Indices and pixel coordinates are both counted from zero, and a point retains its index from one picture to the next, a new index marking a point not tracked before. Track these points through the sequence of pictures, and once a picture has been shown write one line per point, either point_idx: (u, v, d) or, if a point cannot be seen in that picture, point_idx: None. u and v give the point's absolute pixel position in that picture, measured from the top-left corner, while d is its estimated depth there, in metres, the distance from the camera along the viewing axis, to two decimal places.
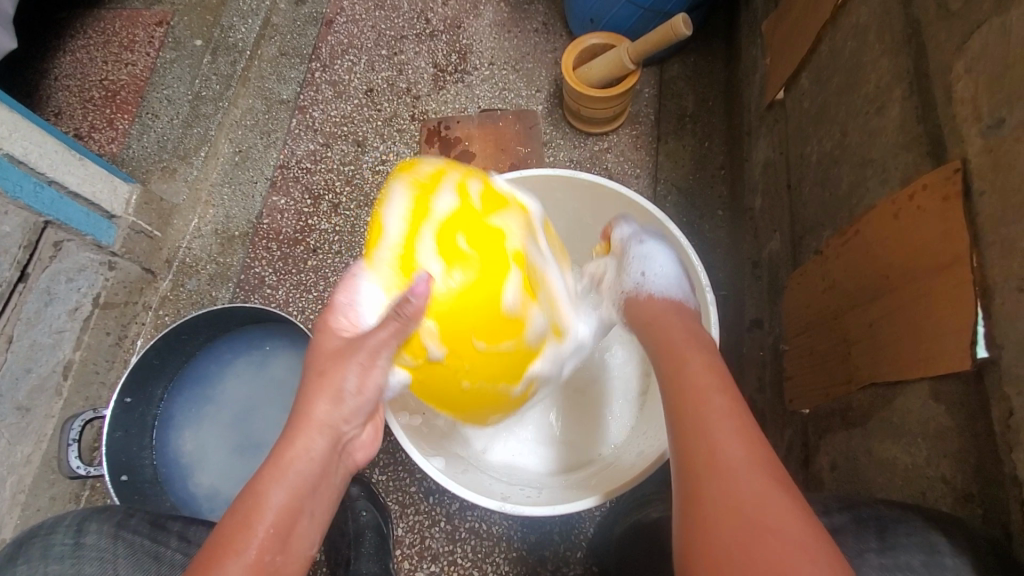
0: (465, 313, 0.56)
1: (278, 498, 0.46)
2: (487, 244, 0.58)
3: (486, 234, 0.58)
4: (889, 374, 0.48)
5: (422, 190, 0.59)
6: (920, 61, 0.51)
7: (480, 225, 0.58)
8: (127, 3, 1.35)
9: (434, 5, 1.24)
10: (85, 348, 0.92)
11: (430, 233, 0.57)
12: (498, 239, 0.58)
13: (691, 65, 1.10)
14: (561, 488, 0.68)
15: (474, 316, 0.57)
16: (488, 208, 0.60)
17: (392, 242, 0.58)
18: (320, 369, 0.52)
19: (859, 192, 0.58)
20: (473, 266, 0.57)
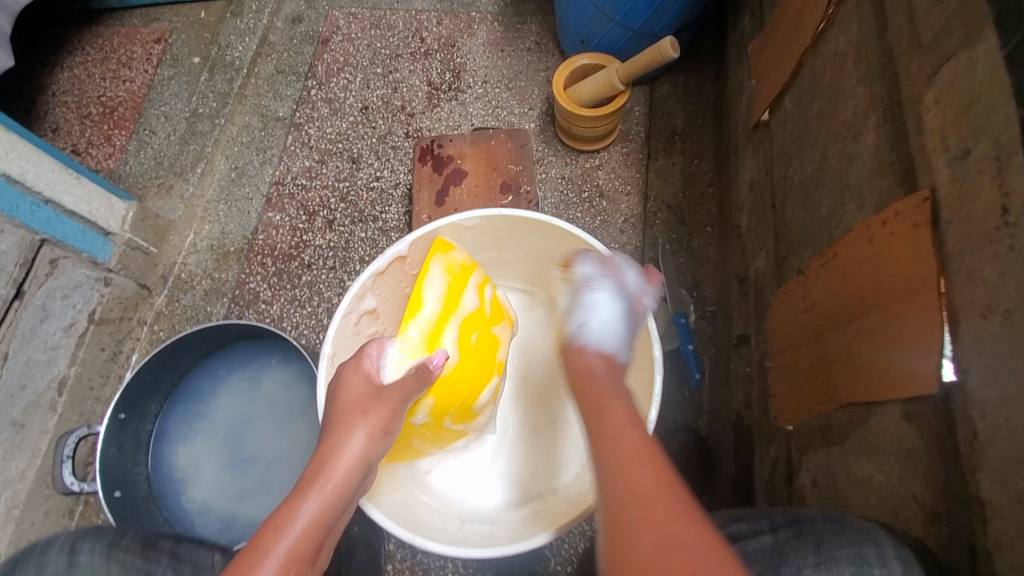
0: (456, 394, 0.64)
1: (306, 515, 0.44)
2: (489, 344, 0.68)
3: (489, 339, 0.69)
4: (866, 394, 0.50)
5: (459, 280, 0.66)
6: (893, 90, 0.53)
7: (487, 330, 0.68)
8: (126, 21, 1.38)
9: (429, 25, 1.26)
10: (80, 364, 0.92)
11: (457, 321, 0.65)
12: (495, 343, 0.69)
13: (680, 84, 1.13)
14: (484, 527, 0.66)
15: (462, 397, 0.65)
16: (494, 317, 0.70)
17: (425, 319, 0.63)
18: (358, 408, 0.53)
19: (837, 216, 0.59)
20: (475, 361, 0.66)
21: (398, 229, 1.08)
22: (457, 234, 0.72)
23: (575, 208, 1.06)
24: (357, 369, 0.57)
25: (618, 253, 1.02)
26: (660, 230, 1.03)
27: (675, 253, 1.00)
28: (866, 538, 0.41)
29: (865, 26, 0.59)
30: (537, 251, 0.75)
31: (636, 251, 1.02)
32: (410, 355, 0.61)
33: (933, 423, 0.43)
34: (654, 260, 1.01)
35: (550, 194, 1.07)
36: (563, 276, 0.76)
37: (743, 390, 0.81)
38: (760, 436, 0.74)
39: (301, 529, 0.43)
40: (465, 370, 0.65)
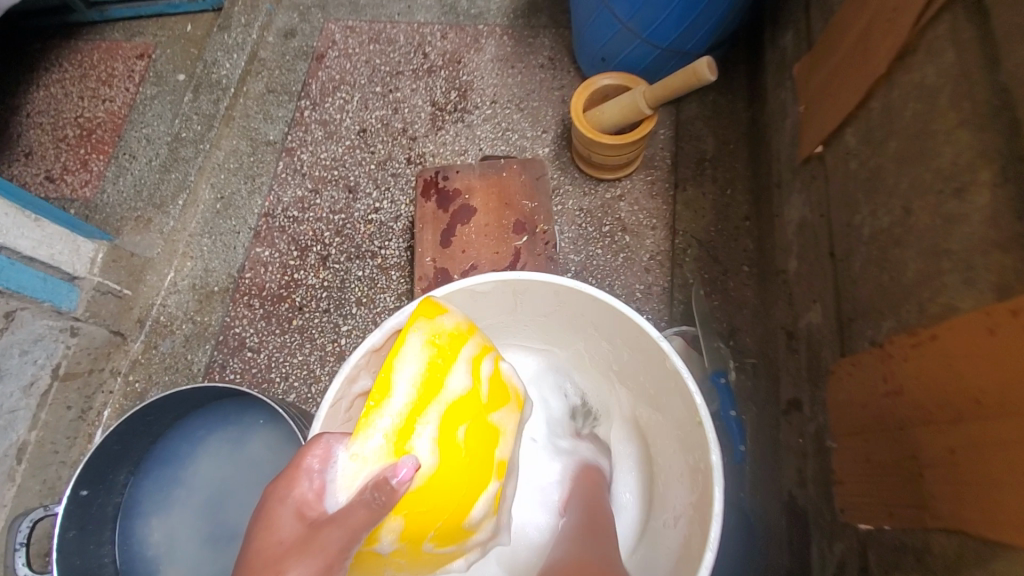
0: (431, 516, 0.45)
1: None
2: (483, 438, 0.49)
3: (485, 432, 0.50)
4: (990, 525, 0.41)
5: (444, 354, 0.48)
6: (1017, 141, 0.42)
7: (482, 420, 0.50)
8: (106, 35, 1.28)
9: (433, 39, 1.16)
10: (42, 427, 0.81)
11: (440, 410, 0.45)
12: (492, 434, 0.51)
13: (709, 105, 1.02)
14: None
15: (440, 517, 0.45)
16: (491, 400, 0.51)
17: (397, 409, 0.43)
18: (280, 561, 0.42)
19: (932, 286, 0.48)
20: (463, 467, 0.47)
21: (398, 267, 0.98)
22: (471, 299, 0.62)
23: (595, 243, 0.95)
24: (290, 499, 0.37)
25: (644, 296, 0.91)
26: (691, 270, 0.92)
27: (708, 296, 0.89)
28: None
29: (968, 57, 0.48)
30: (566, 318, 0.65)
31: (664, 293, 0.91)
32: (366, 467, 0.40)
33: None
34: (684, 303, 0.90)
35: (567, 228, 0.97)
36: (596, 345, 0.66)
37: (795, 467, 0.70)
38: (820, 527, 0.64)
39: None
40: (446, 479, 0.45)
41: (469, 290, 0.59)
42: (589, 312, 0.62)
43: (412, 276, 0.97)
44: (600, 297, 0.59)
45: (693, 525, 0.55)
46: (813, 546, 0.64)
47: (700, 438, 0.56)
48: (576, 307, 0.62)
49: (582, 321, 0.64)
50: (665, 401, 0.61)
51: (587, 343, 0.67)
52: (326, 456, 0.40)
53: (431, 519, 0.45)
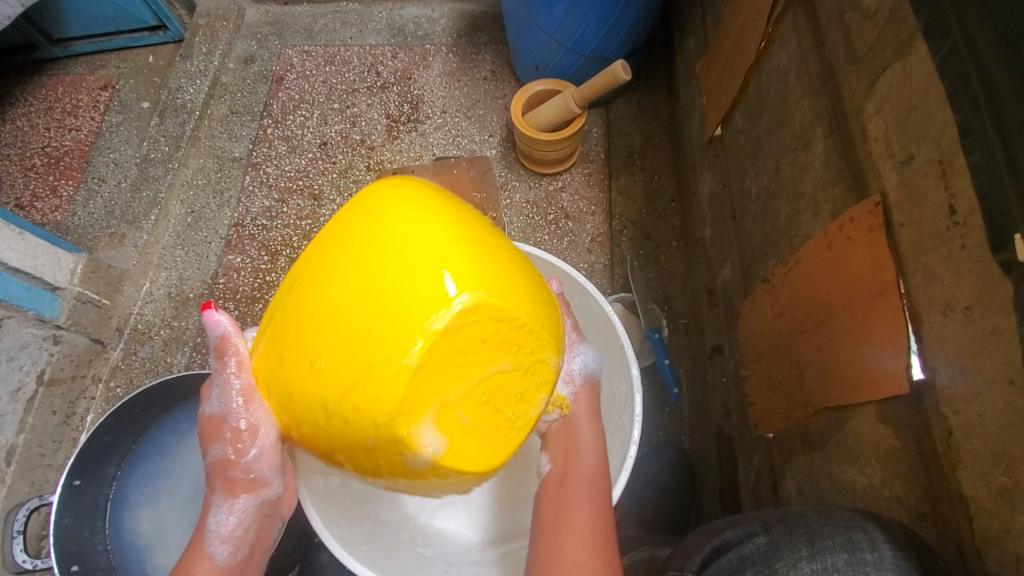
0: (338, 378, 0.40)
1: (219, 554, 0.53)
2: (421, 285, 0.41)
3: (338, 300, 0.41)
4: (843, 399, 0.50)
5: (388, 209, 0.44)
6: (836, 100, 0.55)
7: (336, 291, 0.42)
8: (70, 69, 1.34)
9: (384, 59, 1.27)
10: (30, 430, 0.85)
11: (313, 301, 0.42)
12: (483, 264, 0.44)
13: (634, 105, 1.16)
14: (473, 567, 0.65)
15: (354, 412, 0.40)
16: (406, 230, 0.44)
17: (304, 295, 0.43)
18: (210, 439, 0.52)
19: (796, 222, 0.61)
20: (330, 351, 0.41)
21: None
22: None
23: (542, 230, 1.06)
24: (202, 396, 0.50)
25: (588, 273, 1.02)
26: (627, 247, 1.03)
27: (643, 268, 1.01)
28: (856, 527, 0.40)
29: (803, 41, 0.61)
30: None
31: (606, 269, 1.02)
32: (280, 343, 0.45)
33: (906, 421, 0.44)
34: (624, 276, 1.01)
35: (515, 218, 1.07)
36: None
37: (722, 401, 0.81)
38: (742, 446, 0.74)
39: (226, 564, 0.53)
40: (318, 312, 0.41)
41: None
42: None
43: None
44: (525, 250, 0.69)
45: (622, 437, 0.63)
46: (740, 463, 0.74)
47: (622, 360, 0.64)
48: None
49: None
50: (595, 342, 0.71)
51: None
52: (218, 346, 0.46)
53: (334, 382, 0.40)
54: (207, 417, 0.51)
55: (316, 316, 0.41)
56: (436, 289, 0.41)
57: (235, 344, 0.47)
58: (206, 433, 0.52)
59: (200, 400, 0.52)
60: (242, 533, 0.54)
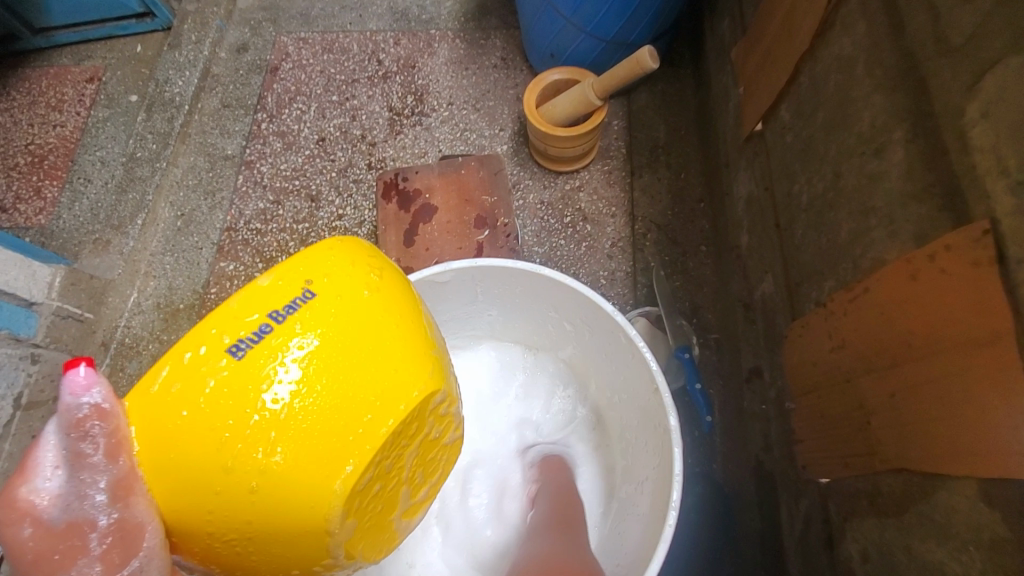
0: (206, 505, 0.33)
1: None
2: (258, 372, 0.33)
3: (184, 408, 0.33)
4: (929, 461, 0.42)
5: (257, 343, 0.34)
6: (922, 99, 0.45)
7: (184, 396, 0.33)
8: (54, 60, 1.26)
9: (386, 46, 1.18)
10: (7, 459, 0.77)
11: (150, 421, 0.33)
12: (387, 354, 0.37)
13: (659, 94, 1.06)
14: None
15: (239, 538, 0.34)
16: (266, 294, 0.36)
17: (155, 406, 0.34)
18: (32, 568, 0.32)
19: (863, 242, 0.52)
20: (182, 468, 0.33)
21: None
22: (432, 289, 0.64)
23: (558, 234, 0.97)
24: (23, 496, 0.32)
25: (608, 281, 0.93)
26: (651, 253, 0.94)
27: (669, 277, 0.92)
28: None
29: (875, 25, 0.51)
30: (527, 303, 0.67)
31: (628, 277, 0.93)
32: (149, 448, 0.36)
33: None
34: (648, 286, 0.92)
35: (529, 221, 0.98)
36: (559, 327, 0.67)
37: (761, 431, 0.73)
38: (786, 487, 0.66)
39: None
40: (211, 492, 0.33)
41: (432, 280, 0.62)
42: (548, 295, 0.64)
43: None
44: (543, 273, 0.60)
45: (656, 491, 0.56)
46: (784, 506, 0.66)
47: (656, 404, 0.56)
48: (528, 288, 0.64)
49: (541, 307, 0.66)
50: (623, 376, 0.63)
51: (551, 326, 0.69)
52: (80, 416, 0.32)
53: (203, 512, 0.34)
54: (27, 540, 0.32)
55: (213, 500, 0.33)
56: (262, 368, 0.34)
57: (111, 412, 0.33)
58: (32, 564, 0.32)
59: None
60: None
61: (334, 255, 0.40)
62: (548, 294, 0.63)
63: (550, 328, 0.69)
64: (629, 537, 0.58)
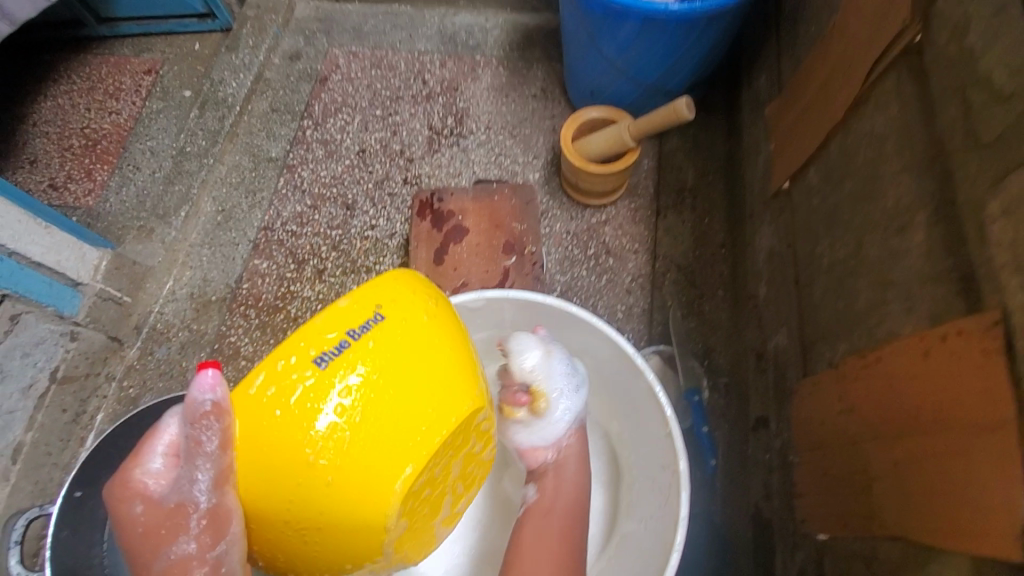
0: (287, 492, 0.39)
1: None
2: (341, 383, 0.39)
3: (274, 407, 0.38)
4: (925, 533, 0.44)
5: (340, 358, 0.39)
6: (946, 186, 0.48)
7: (273, 399, 0.38)
8: (115, 50, 1.32)
9: (431, 67, 1.22)
10: (39, 428, 0.84)
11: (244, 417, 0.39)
12: (444, 375, 0.44)
13: (690, 138, 1.09)
14: None
15: (311, 524, 0.40)
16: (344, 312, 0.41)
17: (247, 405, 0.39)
18: (143, 532, 0.43)
19: (879, 312, 0.54)
20: (269, 458, 0.39)
21: None
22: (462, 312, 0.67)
23: (580, 265, 1.01)
24: (140, 476, 0.43)
25: (625, 316, 0.95)
26: (669, 292, 0.97)
27: (685, 318, 0.94)
28: None
29: (907, 109, 0.54)
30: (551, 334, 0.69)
31: (645, 314, 0.96)
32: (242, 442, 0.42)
33: None
34: (663, 324, 0.95)
35: (553, 249, 1.02)
36: (579, 360, 0.69)
37: (763, 480, 0.75)
38: (784, 538, 0.68)
39: None
40: (293, 484, 0.39)
41: (463, 305, 0.65)
42: (571, 329, 0.66)
43: None
44: (571, 308, 0.63)
45: (659, 532, 0.57)
46: (780, 556, 0.68)
47: (668, 447, 0.58)
48: (554, 320, 0.67)
49: (564, 339, 0.69)
50: (635, 415, 0.64)
51: None
52: (203, 410, 0.39)
53: (284, 498, 0.39)
54: (140, 512, 0.43)
55: (295, 490, 0.39)
56: (342, 382, 0.39)
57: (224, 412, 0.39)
58: (144, 530, 0.43)
59: (125, 496, 0.43)
60: None
61: (399, 282, 0.45)
62: (573, 329, 0.66)
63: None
64: (627, 573, 0.59)
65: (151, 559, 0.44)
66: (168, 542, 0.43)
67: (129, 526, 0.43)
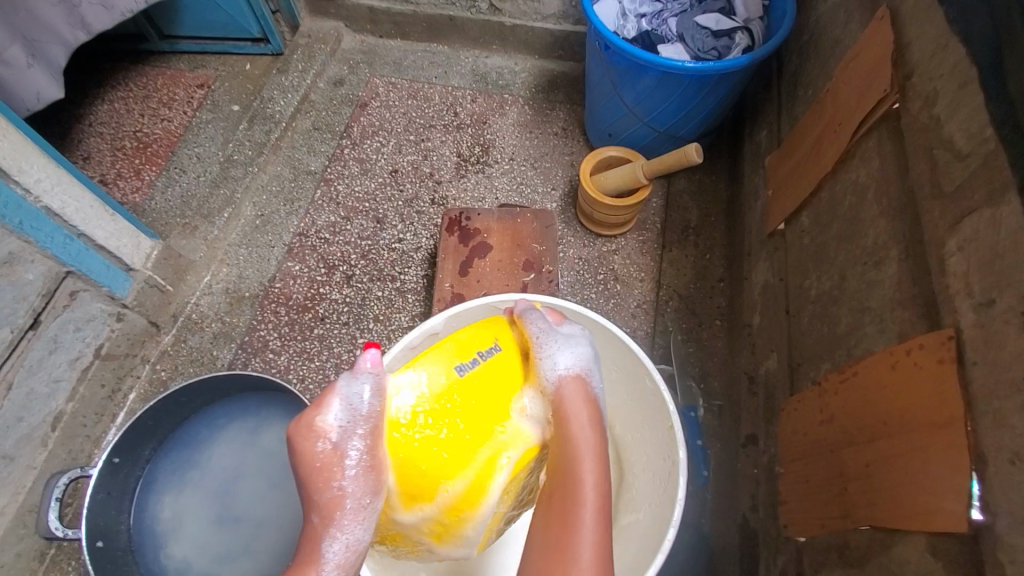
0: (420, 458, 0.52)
1: None
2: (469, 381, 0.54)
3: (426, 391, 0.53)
4: (890, 520, 0.51)
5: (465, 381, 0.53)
6: (915, 228, 0.57)
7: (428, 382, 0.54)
8: (172, 64, 1.44)
9: (463, 101, 1.34)
10: (78, 400, 0.91)
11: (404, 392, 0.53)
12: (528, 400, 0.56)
13: (696, 182, 1.20)
14: None
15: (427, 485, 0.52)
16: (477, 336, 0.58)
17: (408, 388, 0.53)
18: (314, 470, 0.46)
19: (857, 334, 0.62)
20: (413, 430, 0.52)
21: (415, 291, 1.10)
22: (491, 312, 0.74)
23: (590, 288, 1.09)
24: (317, 420, 0.47)
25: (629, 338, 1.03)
26: (671, 318, 1.05)
27: (684, 343, 1.02)
28: None
29: (886, 163, 0.64)
30: None
31: (647, 336, 1.04)
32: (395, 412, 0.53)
33: (960, 560, 0.44)
34: (664, 347, 1.03)
35: (566, 272, 1.10)
36: None
37: (751, 492, 0.81)
38: (768, 544, 0.74)
39: None
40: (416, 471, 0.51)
41: (494, 306, 0.73)
42: (588, 336, 0.74)
43: (427, 300, 1.09)
44: (588, 314, 0.71)
45: (658, 517, 0.63)
46: (764, 561, 0.74)
47: (669, 441, 0.65)
48: (571, 325, 0.74)
49: None
50: (641, 416, 0.71)
51: None
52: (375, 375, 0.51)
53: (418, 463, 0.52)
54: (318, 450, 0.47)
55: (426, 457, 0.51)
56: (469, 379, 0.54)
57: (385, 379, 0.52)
58: (315, 468, 0.46)
59: (305, 436, 0.47)
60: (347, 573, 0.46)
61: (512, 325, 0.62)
62: (588, 334, 0.73)
63: None
64: (626, 558, 0.65)
65: (316, 496, 0.46)
66: (336, 482, 0.47)
67: (306, 464, 0.46)
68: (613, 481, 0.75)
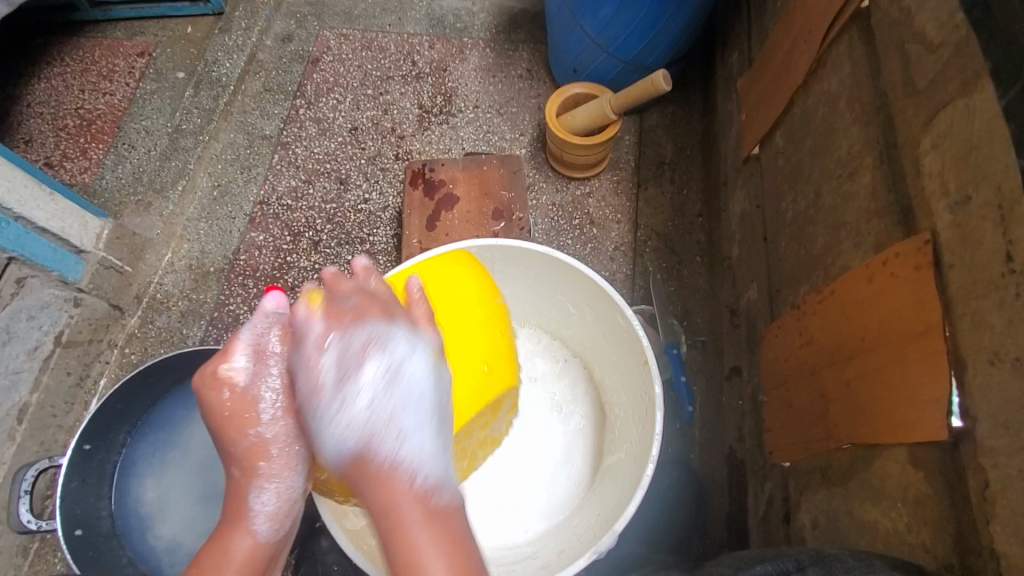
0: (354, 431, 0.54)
1: (262, 531, 0.55)
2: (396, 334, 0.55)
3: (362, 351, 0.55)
4: (870, 436, 0.49)
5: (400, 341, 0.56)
6: (889, 132, 0.54)
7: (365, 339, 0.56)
8: (108, 33, 1.34)
9: (421, 49, 1.27)
10: (43, 390, 0.88)
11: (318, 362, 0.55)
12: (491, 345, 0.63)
13: (669, 115, 1.14)
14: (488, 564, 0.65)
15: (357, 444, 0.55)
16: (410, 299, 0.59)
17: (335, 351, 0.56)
18: (230, 420, 0.55)
19: (834, 252, 0.60)
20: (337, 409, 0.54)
21: (385, 253, 1.06)
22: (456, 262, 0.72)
23: (565, 234, 1.06)
24: (225, 370, 0.56)
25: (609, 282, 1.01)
26: (650, 259, 1.02)
27: (665, 282, 1.00)
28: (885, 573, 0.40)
29: (857, 68, 0.60)
30: (538, 284, 0.74)
31: (627, 279, 1.01)
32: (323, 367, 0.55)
33: (939, 468, 0.43)
34: (644, 288, 1.00)
35: (540, 220, 1.07)
36: (565, 311, 0.75)
37: (736, 424, 0.81)
38: (755, 471, 0.74)
39: (268, 540, 0.55)
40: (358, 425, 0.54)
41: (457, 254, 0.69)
42: (557, 279, 0.71)
43: (398, 260, 1.06)
44: (555, 255, 0.68)
45: (639, 455, 0.62)
46: (751, 489, 0.74)
47: (645, 376, 0.64)
48: (540, 270, 0.72)
49: (551, 288, 0.73)
50: (619, 356, 0.70)
51: (556, 309, 0.76)
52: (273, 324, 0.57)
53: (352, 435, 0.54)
54: (228, 398, 0.55)
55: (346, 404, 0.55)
56: None
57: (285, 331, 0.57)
58: (229, 415, 0.55)
59: (217, 384, 0.56)
60: (274, 513, 0.55)
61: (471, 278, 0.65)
62: (558, 276, 0.71)
63: (555, 311, 0.76)
64: (609, 498, 0.64)
65: (237, 440, 0.55)
66: (249, 426, 0.55)
67: (219, 410, 0.55)
68: (596, 426, 0.74)
